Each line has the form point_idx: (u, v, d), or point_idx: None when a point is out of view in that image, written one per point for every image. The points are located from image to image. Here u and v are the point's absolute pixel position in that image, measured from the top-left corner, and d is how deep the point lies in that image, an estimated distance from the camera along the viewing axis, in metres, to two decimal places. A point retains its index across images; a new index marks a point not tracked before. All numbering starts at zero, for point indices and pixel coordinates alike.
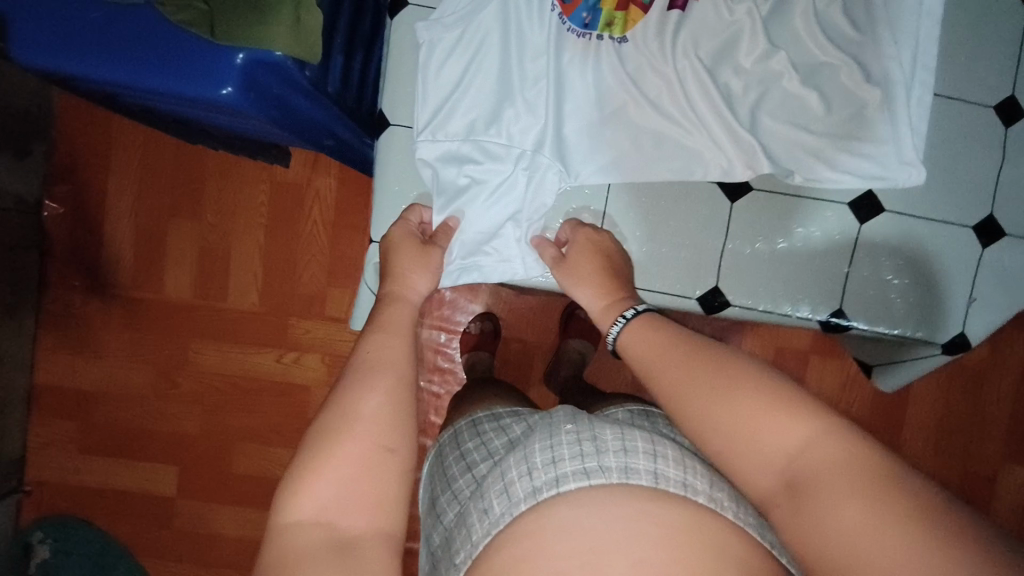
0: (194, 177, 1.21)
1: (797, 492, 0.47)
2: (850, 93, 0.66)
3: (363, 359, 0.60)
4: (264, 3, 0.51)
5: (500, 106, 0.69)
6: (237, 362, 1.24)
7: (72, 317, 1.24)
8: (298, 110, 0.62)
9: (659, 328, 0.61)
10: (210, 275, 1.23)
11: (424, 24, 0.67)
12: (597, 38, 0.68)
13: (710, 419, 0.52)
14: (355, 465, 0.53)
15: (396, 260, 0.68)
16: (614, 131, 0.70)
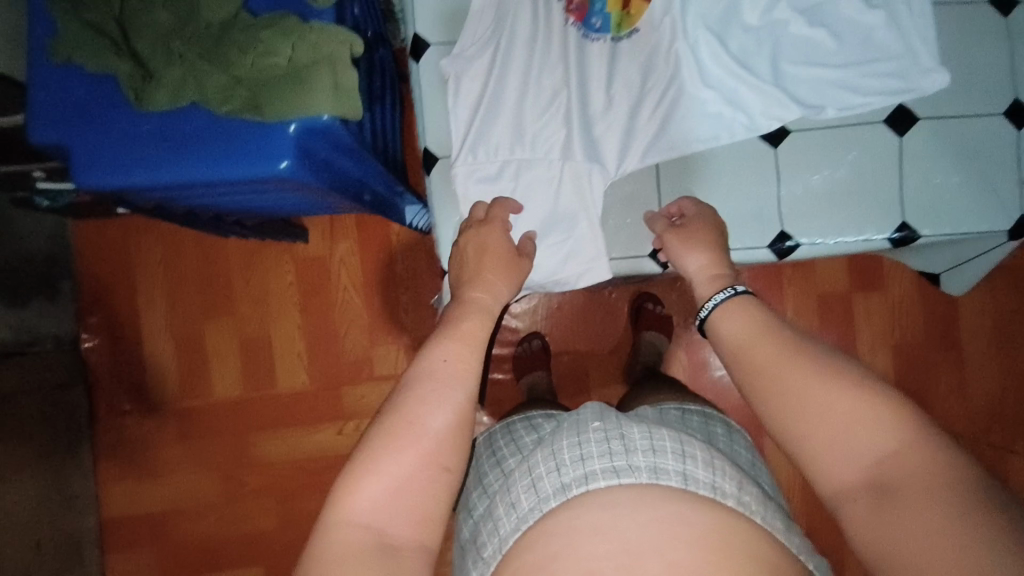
0: (219, 275, 1.24)
1: (868, 490, 0.49)
2: (853, 22, 0.72)
3: (434, 367, 0.60)
4: (304, 75, 0.55)
5: (533, 119, 0.74)
6: (300, 445, 1.24)
7: (127, 443, 1.23)
8: (341, 169, 0.65)
9: (748, 313, 0.62)
10: (254, 366, 1.23)
11: (448, 60, 0.73)
12: (612, 39, 0.74)
13: (801, 401, 0.53)
14: (411, 474, 0.54)
15: (487, 264, 0.68)
16: (642, 115, 0.74)
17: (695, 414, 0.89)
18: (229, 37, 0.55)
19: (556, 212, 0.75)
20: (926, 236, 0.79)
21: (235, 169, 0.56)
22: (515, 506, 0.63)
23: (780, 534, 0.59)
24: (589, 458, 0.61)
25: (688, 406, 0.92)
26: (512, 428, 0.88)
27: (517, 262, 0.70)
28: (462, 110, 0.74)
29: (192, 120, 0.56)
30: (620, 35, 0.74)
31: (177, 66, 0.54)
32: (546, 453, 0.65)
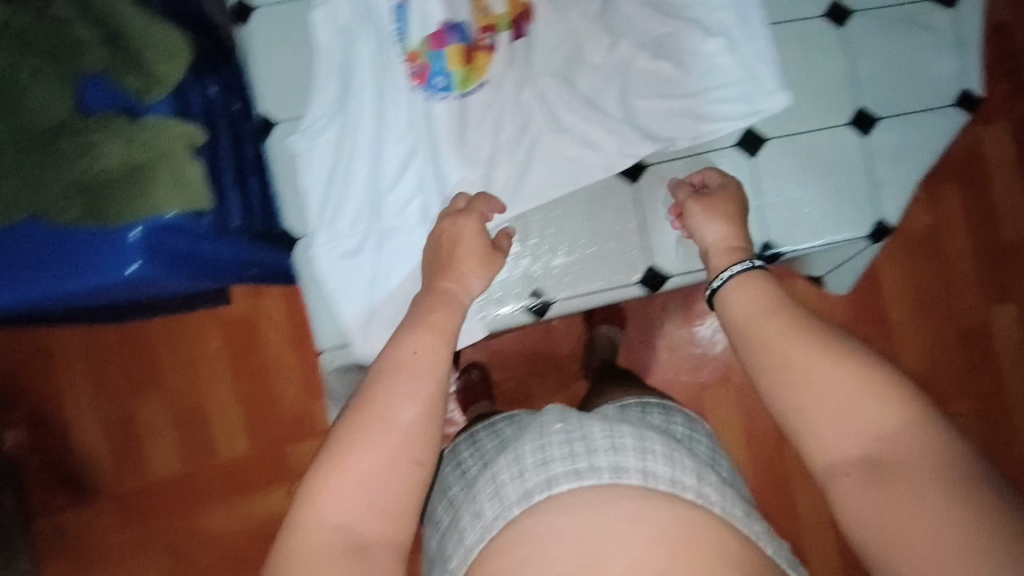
0: (142, 349, 1.20)
1: (858, 464, 0.56)
2: (677, 65, 0.78)
3: (394, 362, 0.64)
4: (142, 176, 0.58)
5: (388, 187, 0.78)
6: (252, 510, 1.21)
7: (69, 536, 1.19)
8: (210, 256, 0.68)
9: (757, 292, 0.68)
10: (193, 437, 1.21)
11: (299, 137, 0.78)
12: (456, 96, 0.77)
13: (806, 379, 0.60)
14: (380, 464, 0.58)
15: (462, 256, 0.72)
16: (500, 168, 0.78)
17: (654, 405, 0.92)
18: (64, 143, 0.57)
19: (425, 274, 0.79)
20: (785, 250, 0.87)
21: (92, 275, 0.59)
22: (479, 515, 0.71)
23: (738, 520, 0.68)
24: (550, 462, 0.70)
25: (648, 399, 0.95)
26: (477, 438, 0.90)
27: (492, 255, 0.74)
28: (322, 186, 0.79)
29: (39, 231, 0.58)
30: (466, 90, 0.77)
31: (13, 176, 0.55)
32: (511, 460, 0.74)
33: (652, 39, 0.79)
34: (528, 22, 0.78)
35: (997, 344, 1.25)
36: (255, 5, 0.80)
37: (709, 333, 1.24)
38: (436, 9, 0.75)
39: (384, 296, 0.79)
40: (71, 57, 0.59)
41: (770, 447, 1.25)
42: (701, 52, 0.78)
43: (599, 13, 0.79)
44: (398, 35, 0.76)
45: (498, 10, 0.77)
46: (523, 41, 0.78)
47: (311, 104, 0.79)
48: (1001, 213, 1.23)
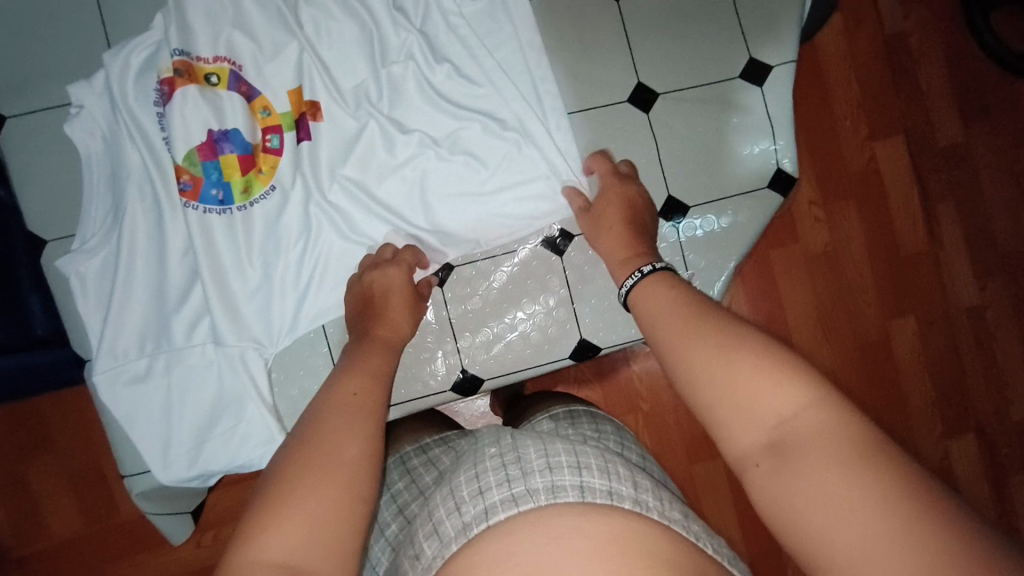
0: (30, 415, 1.16)
1: (766, 451, 0.44)
2: (474, 158, 0.73)
3: (341, 399, 0.55)
4: None
5: (171, 307, 0.71)
6: (160, 568, 1.18)
7: None
8: None
9: (665, 285, 0.57)
10: (90, 499, 1.17)
11: (65, 259, 0.70)
12: (237, 209, 0.71)
13: (701, 368, 0.48)
14: (333, 507, 0.46)
15: (392, 304, 0.67)
16: (279, 292, 0.72)
17: (582, 412, 0.88)
18: None
19: (223, 394, 0.72)
20: (629, 344, 0.80)
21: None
22: (418, 559, 0.55)
23: (681, 526, 0.55)
24: (487, 491, 0.56)
25: (576, 406, 0.91)
26: (405, 462, 0.73)
27: (417, 301, 0.70)
28: (101, 307, 0.71)
29: None
30: (247, 201, 0.72)
31: None
32: (446, 495, 0.59)
33: (446, 131, 0.74)
34: (307, 123, 0.73)
35: (899, 359, 1.22)
36: (6, 114, 0.72)
37: (615, 361, 1.18)
38: (201, 117, 0.70)
39: (181, 423, 0.71)
40: None
41: (682, 472, 1.19)
42: (498, 147, 0.73)
43: (385, 102, 0.74)
44: (165, 144, 0.70)
45: (279, 109, 0.73)
46: (308, 143, 0.73)
47: (81, 223, 0.71)
48: (896, 226, 1.21)
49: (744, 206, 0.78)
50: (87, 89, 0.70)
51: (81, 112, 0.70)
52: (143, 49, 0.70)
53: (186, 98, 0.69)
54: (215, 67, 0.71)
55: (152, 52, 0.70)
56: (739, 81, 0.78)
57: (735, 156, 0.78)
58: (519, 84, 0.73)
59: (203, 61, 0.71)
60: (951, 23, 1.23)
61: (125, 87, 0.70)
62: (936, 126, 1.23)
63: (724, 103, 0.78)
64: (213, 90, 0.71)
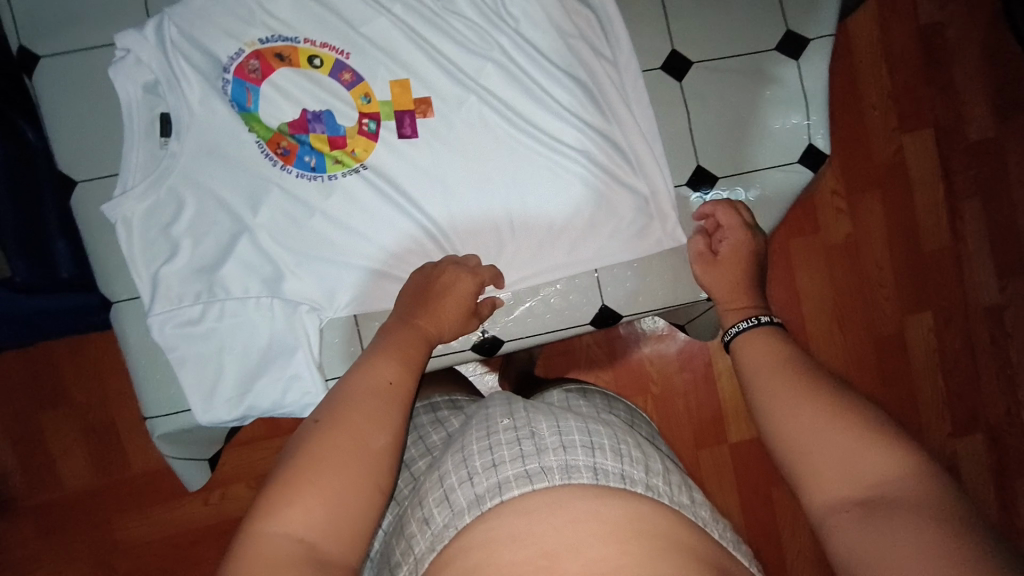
0: (47, 365, 1.18)
1: (852, 505, 0.44)
2: (543, 128, 0.73)
3: (373, 385, 0.55)
4: None
5: (224, 258, 0.70)
6: (167, 522, 1.20)
7: None
8: None
9: (776, 350, 0.57)
10: (102, 451, 1.18)
11: (111, 203, 0.67)
12: (328, 177, 0.71)
13: (802, 422, 0.49)
14: (351, 492, 0.48)
15: (447, 305, 0.65)
16: (332, 257, 0.72)
17: (596, 393, 0.89)
18: None
19: (273, 347, 0.71)
20: (651, 312, 0.78)
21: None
22: (427, 524, 0.55)
23: (716, 531, 0.56)
24: (501, 464, 0.56)
25: (590, 387, 0.91)
26: (416, 419, 0.76)
27: (470, 317, 0.68)
28: (153, 258, 0.69)
29: None
30: (337, 172, 0.71)
31: None
32: (457, 461, 0.60)
33: (514, 101, 0.73)
34: (415, 119, 0.72)
35: (914, 359, 1.21)
36: (40, 54, 0.71)
37: (626, 345, 1.18)
38: (300, 95, 0.71)
39: (226, 373, 0.70)
40: None
41: (687, 457, 1.19)
42: (568, 116, 0.73)
43: (435, 75, 0.72)
44: (247, 114, 0.70)
45: (380, 97, 0.72)
46: (413, 139, 0.72)
47: (122, 169, 0.68)
48: (919, 223, 1.19)
49: (773, 179, 0.77)
50: (136, 33, 0.67)
51: (128, 56, 0.68)
52: (207, 1, 0.70)
53: (285, 79, 0.70)
54: (321, 51, 0.71)
55: (218, 6, 0.70)
56: (776, 53, 0.76)
57: (765, 131, 0.77)
58: (579, 57, 0.73)
59: (306, 41, 0.71)
60: (991, 14, 1.20)
61: (183, 40, 0.69)
62: (967, 120, 1.20)
63: (761, 74, 0.76)
64: (316, 73, 0.71)
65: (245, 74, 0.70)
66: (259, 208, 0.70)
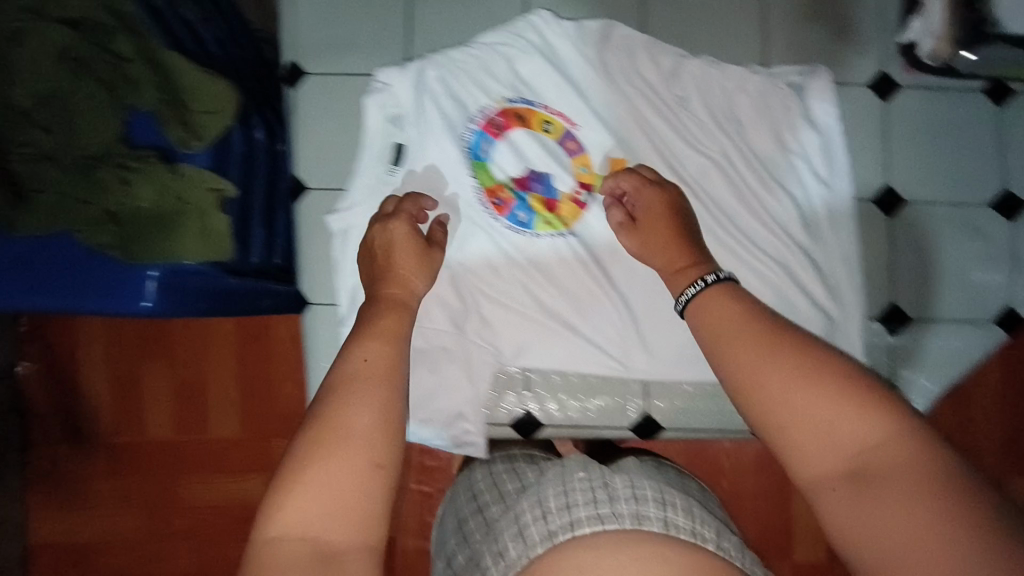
0: (155, 327, 1.13)
1: (842, 479, 0.39)
2: (771, 231, 0.69)
3: (351, 370, 0.47)
4: (170, 220, 0.56)
5: (417, 289, 0.69)
6: (225, 489, 1.14)
7: (56, 475, 1.13)
8: (116, 281, 0.56)
9: (740, 305, 0.47)
10: (187, 410, 1.14)
11: (335, 217, 0.72)
12: (534, 234, 0.70)
13: (785, 412, 0.41)
14: (350, 481, 0.42)
15: (396, 259, 0.58)
16: (512, 310, 0.70)
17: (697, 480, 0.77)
18: (100, 174, 0.55)
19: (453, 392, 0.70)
20: None
21: (99, 307, 0.56)
22: (501, 558, 0.49)
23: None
24: (573, 505, 0.48)
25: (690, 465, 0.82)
26: (493, 467, 0.67)
27: (430, 252, 0.60)
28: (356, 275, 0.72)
29: (62, 250, 0.56)
30: (544, 232, 0.70)
31: (47, 191, 0.54)
32: (532, 501, 0.52)
33: (747, 203, 0.69)
34: None
35: None
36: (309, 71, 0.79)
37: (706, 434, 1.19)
38: (528, 155, 0.71)
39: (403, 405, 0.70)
40: (126, 91, 0.56)
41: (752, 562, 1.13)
42: (797, 225, 0.69)
43: (654, 160, 0.69)
44: (476, 162, 0.71)
45: (599, 169, 0.71)
46: None
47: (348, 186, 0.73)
48: None
49: (966, 332, 0.79)
50: (397, 70, 0.71)
51: (386, 89, 0.71)
52: (467, 57, 0.73)
53: (518, 138, 0.71)
54: (554, 117, 0.71)
55: (467, 60, 0.73)
56: (990, 210, 0.79)
57: (966, 282, 0.79)
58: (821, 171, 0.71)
59: (545, 107, 0.71)
60: None
61: (438, 85, 0.72)
62: None
63: (974, 228, 0.79)
64: (547, 138, 0.71)
65: (489, 127, 0.71)
66: (460, 246, 0.69)
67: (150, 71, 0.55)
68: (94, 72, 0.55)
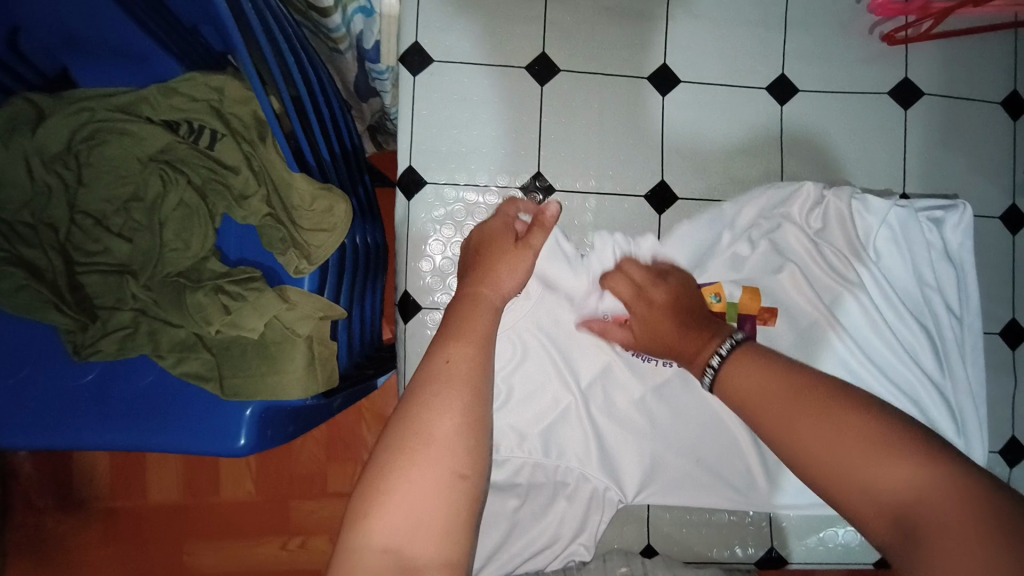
0: None
1: (902, 546, 0.26)
2: (943, 370, 0.53)
3: (433, 373, 0.35)
4: (274, 349, 0.50)
5: (529, 419, 0.54)
6: (237, 562, 0.83)
7: (45, 543, 0.82)
8: (192, 415, 0.49)
9: (764, 365, 0.36)
10: (199, 465, 0.83)
11: None
12: (667, 364, 0.55)
13: (825, 466, 0.30)
14: (444, 507, 0.30)
15: (491, 256, 0.45)
16: (632, 451, 0.54)
17: None
18: (193, 296, 0.50)
19: (570, 537, 0.54)
20: None
21: (172, 439, 0.48)
22: None
23: None
24: None
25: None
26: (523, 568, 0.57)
27: (525, 250, 0.46)
28: None
29: (143, 376, 0.50)
30: None
31: (127, 308, 0.50)
32: None
33: (924, 333, 0.53)
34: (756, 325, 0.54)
35: None
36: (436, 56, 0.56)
37: None
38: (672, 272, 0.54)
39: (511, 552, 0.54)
40: (217, 199, 0.52)
41: None
42: (973, 363, 0.54)
43: (817, 269, 0.54)
44: None
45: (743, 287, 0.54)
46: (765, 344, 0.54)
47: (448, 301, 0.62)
48: None
49: None
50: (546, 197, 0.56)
51: None
52: (613, 85, 0.58)
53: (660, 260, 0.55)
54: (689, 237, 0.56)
55: (616, 98, 0.57)
56: None
57: None
58: (1003, 300, 0.59)
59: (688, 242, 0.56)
60: None
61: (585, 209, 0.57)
62: None
63: None
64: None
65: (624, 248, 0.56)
66: (583, 370, 0.55)
67: (255, 177, 0.49)
68: (189, 181, 0.51)
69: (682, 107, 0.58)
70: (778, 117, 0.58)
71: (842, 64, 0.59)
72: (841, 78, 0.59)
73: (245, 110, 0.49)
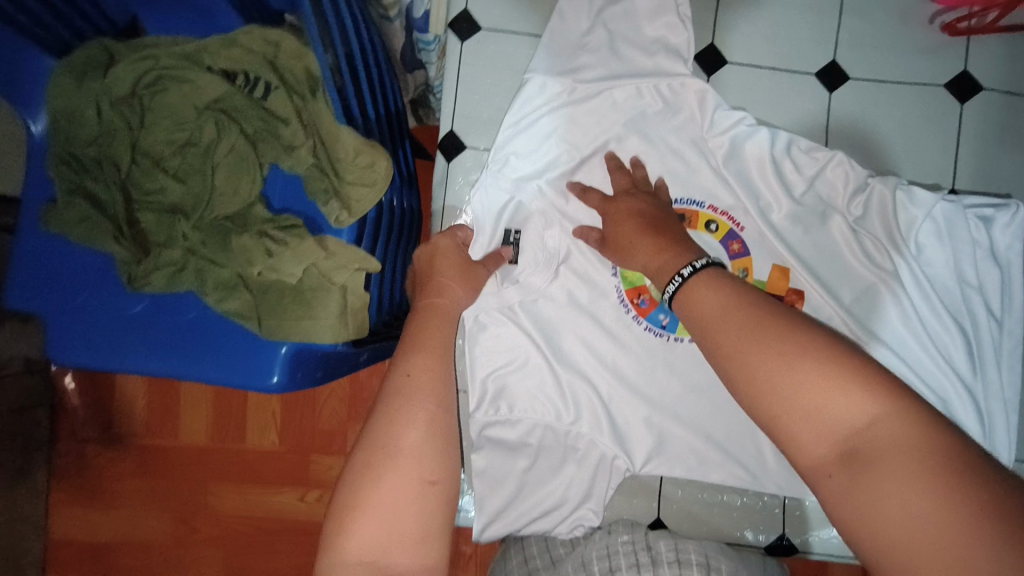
0: None
1: (841, 467, 0.30)
2: (976, 371, 0.53)
3: (397, 384, 0.38)
4: (311, 295, 0.52)
5: (548, 386, 0.56)
6: (256, 506, 0.87)
7: (88, 473, 0.88)
8: (230, 351, 0.52)
9: (729, 289, 0.37)
10: (229, 411, 0.87)
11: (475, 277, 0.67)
12: (677, 340, 0.56)
13: (780, 401, 0.32)
14: (408, 509, 0.34)
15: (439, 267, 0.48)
16: (644, 424, 0.55)
17: None
18: (239, 239, 0.52)
19: (577, 503, 0.56)
20: None
21: (207, 371, 0.52)
22: None
23: None
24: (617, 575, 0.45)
25: None
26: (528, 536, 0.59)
27: (475, 270, 0.50)
28: None
29: (187, 311, 0.54)
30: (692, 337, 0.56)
31: (177, 246, 0.53)
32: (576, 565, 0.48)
33: (959, 331, 0.53)
34: None
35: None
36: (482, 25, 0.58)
37: None
38: None
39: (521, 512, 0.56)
40: (266, 146, 0.54)
41: None
42: (1009, 366, 0.53)
43: (852, 254, 0.54)
44: None
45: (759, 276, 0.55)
46: None
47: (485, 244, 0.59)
48: None
49: None
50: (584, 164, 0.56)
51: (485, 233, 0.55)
52: None
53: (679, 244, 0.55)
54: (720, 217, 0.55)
55: None
56: None
57: None
58: None
59: (711, 207, 0.55)
60: None
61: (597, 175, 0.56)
62: None
63: None
64: (706, 239, 0.55)
65: None
66: (602, 342, 0.56)
67: (304, 129, 0.52)
68: (242, 128, 0.53)
69: (725, 92, 0.58)
70: (823, 106, 0.58)
71: (892, 55, 0.58)
72: (891, 70, 0.58)
73: (298, 65, 0.51)
